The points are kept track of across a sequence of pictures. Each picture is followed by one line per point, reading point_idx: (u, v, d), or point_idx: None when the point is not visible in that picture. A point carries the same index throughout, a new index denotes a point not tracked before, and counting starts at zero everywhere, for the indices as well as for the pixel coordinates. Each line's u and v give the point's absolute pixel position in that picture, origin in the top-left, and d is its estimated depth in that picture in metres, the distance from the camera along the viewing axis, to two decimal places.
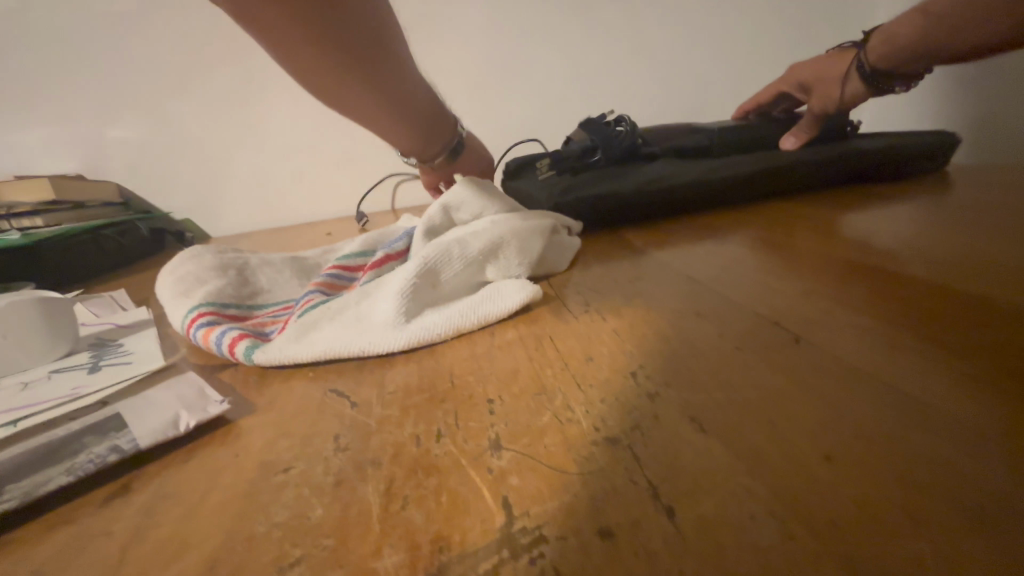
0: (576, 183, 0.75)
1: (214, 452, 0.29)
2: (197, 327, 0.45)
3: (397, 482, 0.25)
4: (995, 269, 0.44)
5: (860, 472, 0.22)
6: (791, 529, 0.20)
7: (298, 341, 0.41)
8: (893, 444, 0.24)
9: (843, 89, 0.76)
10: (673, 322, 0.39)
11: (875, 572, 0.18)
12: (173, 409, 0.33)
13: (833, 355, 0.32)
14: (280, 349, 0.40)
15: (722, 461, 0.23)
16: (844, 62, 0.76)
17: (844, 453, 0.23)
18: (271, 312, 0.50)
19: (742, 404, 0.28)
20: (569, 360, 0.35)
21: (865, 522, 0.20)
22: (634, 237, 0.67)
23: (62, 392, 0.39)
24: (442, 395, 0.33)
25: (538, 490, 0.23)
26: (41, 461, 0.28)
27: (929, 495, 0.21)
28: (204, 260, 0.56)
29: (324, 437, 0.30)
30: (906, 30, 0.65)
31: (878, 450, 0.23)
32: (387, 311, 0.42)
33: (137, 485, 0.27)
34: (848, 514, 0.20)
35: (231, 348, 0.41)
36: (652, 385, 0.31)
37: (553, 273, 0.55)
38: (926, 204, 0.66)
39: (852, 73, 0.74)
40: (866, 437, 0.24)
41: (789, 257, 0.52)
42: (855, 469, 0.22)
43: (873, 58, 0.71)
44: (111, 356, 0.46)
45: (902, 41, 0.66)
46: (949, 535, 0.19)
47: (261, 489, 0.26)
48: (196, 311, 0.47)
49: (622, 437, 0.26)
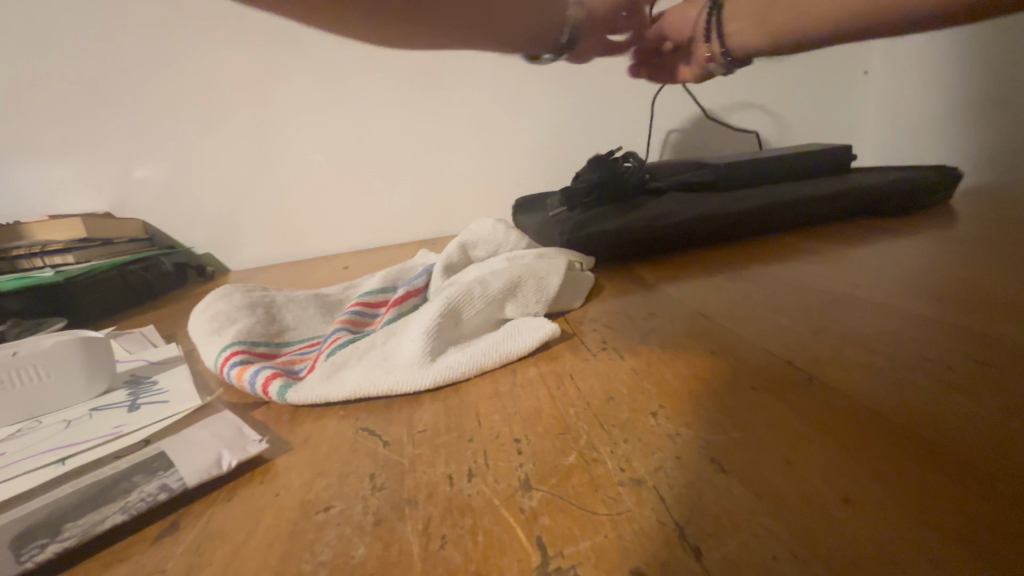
0: (588, 219, 0.78)
1: (254, 491, 0.31)
2: (230, 365, 0.47)
3: (434, 522, 0.26)
4: (1001, 305, 0.45)
5: (876, 512, 0.23)
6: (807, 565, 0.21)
7: (329, 379, 0.43)
8: (901, 482, 0.25)
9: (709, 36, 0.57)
10: (689, 360, 0.40)
11: None
12: (216, 449, 0.34)
13: (843, 393, 0.33)
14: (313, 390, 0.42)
15: (743, 502, 0.25)
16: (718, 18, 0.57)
17: (860, 492, 0.25)
18: (298, 350, 0.52)
19: (760, 445, 0.29)
20: (591, 399, 0.36)
21: (876, 557, 0.21)
22: (646, 273, 0.69)
23: (105, 431, 0.40)
24: (469, 435, 0.34)
25: (570, 531, 0.24)
26: (96, 501, 0.30)
27: (937, 530, 0.22)
28: (234, 299, 0.59)
29: (360, 477, 0.31)
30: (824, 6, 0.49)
31: (890, 489, 0.25)
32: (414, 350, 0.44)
33: (185, 523, 0.29)
34: (860, 550, 0.21)
35: (264, 387, 0.42)
36: (672, 425, 0.32)
37: (568, 309, 0.57)
38: (931, 239, 0.68)
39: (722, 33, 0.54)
40: (880, 476, 0.25)
41: (797, 293, 0.53)
42: (872, 510, 0.23)
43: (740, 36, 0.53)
44: (148, 393, 0.48)
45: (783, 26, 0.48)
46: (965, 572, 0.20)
47: (304, 529, 0.27)
48: (229, 349, 0.49)
49: (647, 478, 0.27)
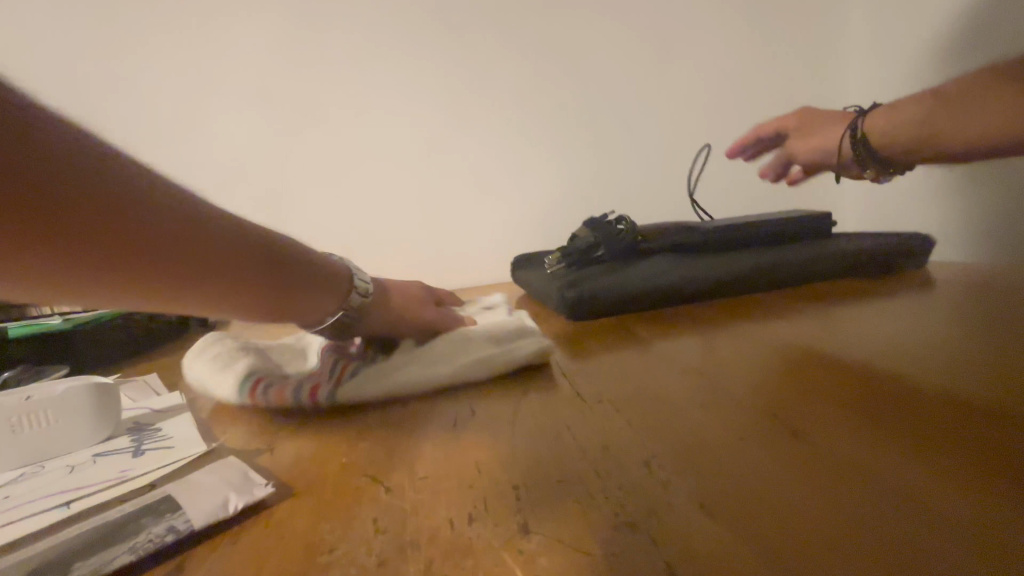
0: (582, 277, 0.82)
1: (258, 535, 0.32)
2: (259, 390, 0.52)
3: (435, 564, 0.27)
4: (968, 365, 0.47)
5: (853, 554, 0.25)
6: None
7: (368, 379, 0.52)
8: (877, 528, 0.27)
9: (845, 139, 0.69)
10: (681, 413, 0.42)
11: None
12: (223, 493, 0.35)
13: (825, 445, 0.35)
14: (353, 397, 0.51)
15: (729, 542, 0.26)
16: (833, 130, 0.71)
17: (837, 537, 0.26)
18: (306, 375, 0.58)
19: (746, 491, 0.30)
20: (585, 449, 0.38)
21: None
22: (640, 328, 0.71)
23: (110, 475, 0.41)
24: (471, 481, 0.35)
25: (567, 571, 0.25)
26: (106, 541, 0.31)
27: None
28: (226, 343, 0.62)
29: (364, 519, 0.32)
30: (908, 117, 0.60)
31: (865, 534, 0.26)
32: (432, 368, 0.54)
33: (192, 563, 0.30)
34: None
35: (313, 394, 0.51)
36: (665, 472, 0.33)
37: (563, 363, 0.59)
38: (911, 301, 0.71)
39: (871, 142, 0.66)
40: (855, 521, 0.27)
41: (783, 351, 0.55)
42: (849, 552, 0.25)
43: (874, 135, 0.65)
44: (151, 440, 0.49)
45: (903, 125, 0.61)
46: None
47: (310, 568, 0.28)
48: (253, 378, 0.54)
49: (640, 521, 0.29)
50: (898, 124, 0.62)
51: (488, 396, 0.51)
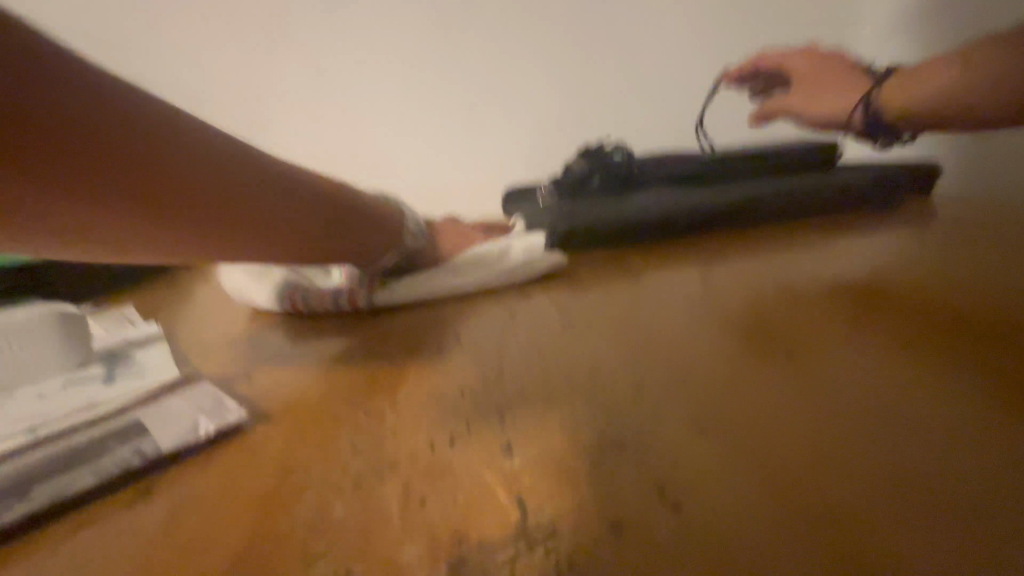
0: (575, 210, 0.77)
1: (230, 459, 0.30)
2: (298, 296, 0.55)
3: (414, 483, 0.26)
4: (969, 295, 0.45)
5: (846, 471, 0.24)
6: (789, 533, 0.21)
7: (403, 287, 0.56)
8: (869, 445, 0.26)
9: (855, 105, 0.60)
10: (673, 340, 0.41)
11: (867, 562, 0.19)
12: (192, 417, 0.33)
13: (818, 367, 0.34)
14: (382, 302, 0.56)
15: (721, 459, 0.25)
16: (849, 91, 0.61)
17: (829, 454, 0.25)
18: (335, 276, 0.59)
19: (737, 411, 0.29)
20: (574, 374, 0.36)
21: (855, 527, 0.21)
22: (633, 261, 0.68)
23: (78, 402, 0.39)
24: (453, 406, 0.34)
25: (550, 490, 0.24)
26: (67, 465, 0.29)
27: (911, 502, 0.22)
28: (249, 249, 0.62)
29: (341, 443, 0.31)
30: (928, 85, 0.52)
31: (859, 450, 0.26)
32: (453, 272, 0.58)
33: (160, 487, 0.28)
34: (839, 519, 0.21)
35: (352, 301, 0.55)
36: (654, 395, 0.32)
37: (555, 293, 0.56)
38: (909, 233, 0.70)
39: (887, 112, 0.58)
40: (848, 439, 0.26)
41: (778, 281, 0.53)
42: (842, 469, 0.24)
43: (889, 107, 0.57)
44: (124, 368, 0.47)
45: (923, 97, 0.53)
46: (929, 524, 0.21)
47: (281, 490, 0.27)
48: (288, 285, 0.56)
49: (627, 441, 0.27)
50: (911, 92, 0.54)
51: (476, 326, 0.49)
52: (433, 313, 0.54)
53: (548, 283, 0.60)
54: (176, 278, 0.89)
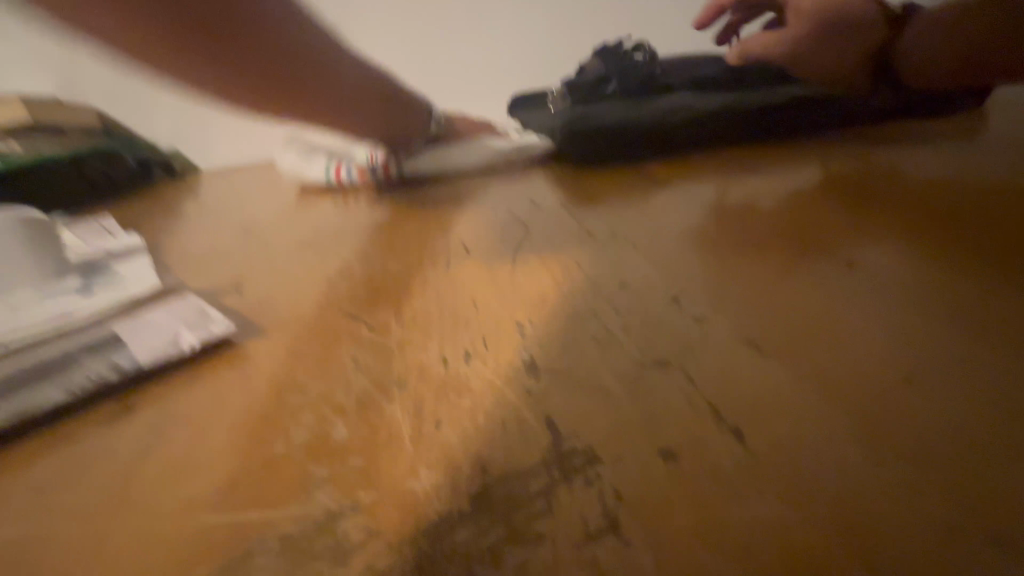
0: (593, 112, 0.64)
1: (219, 374, 0.27)
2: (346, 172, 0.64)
3: (426, 404, 0.22)
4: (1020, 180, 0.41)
5: (939, 387, 0.20)
6: (879, 453, 0.17)
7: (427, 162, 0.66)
8: (961, 359, 0.22)
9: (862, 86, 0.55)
10: (710, 249, 0.36)
11: (982, 495, 0.16)
12: (173, 329, 0.30)
13: (886, 275, 0.30)
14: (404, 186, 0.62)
15: (780, 378, 0.21)
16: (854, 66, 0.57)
17: (917, 369, 0.21)
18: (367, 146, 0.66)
19: (796, 326, 0.25)
20: (602, 286, 0.32)
21: (960, 444, 0.17)
22: (657, 168, 0.59)
23: (51, 313, 0.36)
24: (467, 321, 0.30)
25: (585, 412, 0.21)
26: (33, 380, 0.26)
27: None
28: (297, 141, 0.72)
29: (342, 358, 0.27)
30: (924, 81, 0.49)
31: (952, 365, 0.21)
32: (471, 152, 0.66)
33: (139, 404, 0.25)
34: (941, 441, 0.18)
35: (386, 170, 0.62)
36: (696, 308, 0.28)
37: (573, 203, 0.51)
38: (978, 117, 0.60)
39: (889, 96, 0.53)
40: (934, 351, 0.22)
41: (825, 183, 0.47)
42: (933, 386, 0.20)
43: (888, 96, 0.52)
44: (103, 279, 0.43)
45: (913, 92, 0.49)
46: None
47: (275, 409, 0.23)
48: (332, 165, 0.64)
49: (671, 359, 0.24)
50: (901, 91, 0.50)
51: (487, 238, 0.44)
52: (436, 222, 0.49)
53: (564, 193, 0.55)
54: (160, 193, 0.82)
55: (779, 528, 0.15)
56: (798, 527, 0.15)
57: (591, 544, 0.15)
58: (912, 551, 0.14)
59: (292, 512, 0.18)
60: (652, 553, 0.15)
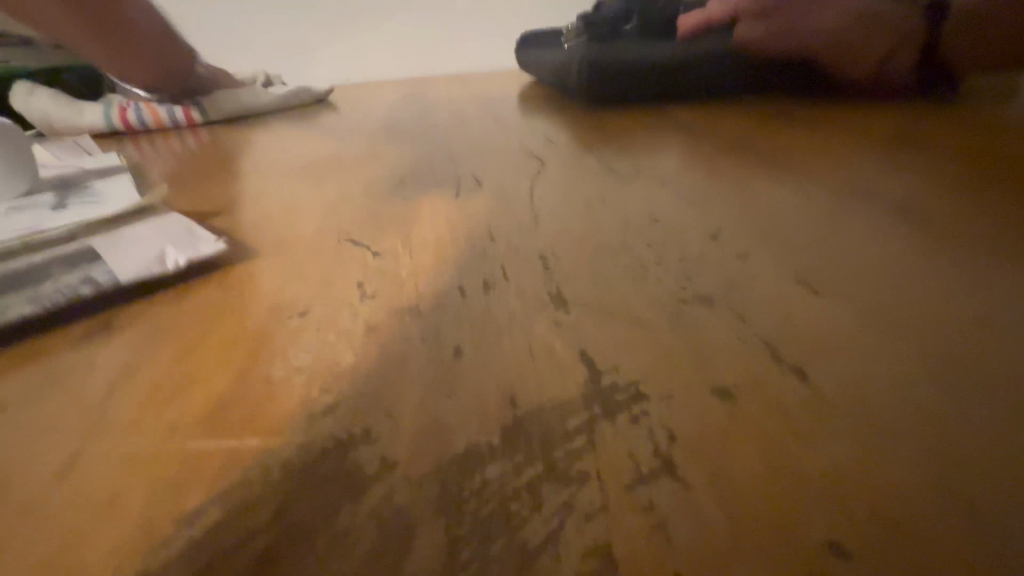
0: (612, 56, 0.56)
1: (210, 294, 0.24)
2: (136, 119, 0.55)
3: (444, 331, 0.20)
4: None
5: (1002, 344, 0.19)
6: (963, 410, 0.16)
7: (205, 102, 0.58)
8: (1020, 315, 0.21)
9: (854, 41, 0.51)
10: (746, 192, 0.33)
11: None
12: (157, 245, 0.27)
13: (941, 229, 0.27)
14: (389, 111, 0.58)
15: (843, 325, 0.20)
16: (853, 16, 0.51)
17: (977, 327, 0.20)
18: (128, 104, 0.56)
19: (847, 273, 0.23)
20: (630, 222, 0.29)
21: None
22: (680, 110, 0.55)
23: (21, 227, 0.32)
24: (482, 250, 0.27)
25: (625, 345, 0.19)
26: (1, 289, 0.23)
27: None
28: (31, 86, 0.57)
29: (346, 283, 0.25)
30: (864, 60, 0.51)
31: (1008, 321, 0.20)
32: (229, 99, 0.59)
33: (122, 321, 0.22)
34: (1018, 398, 0.17)
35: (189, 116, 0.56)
36: (738, 246, 0.26)
37: (590, 141, 0.47)
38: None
39: (876, 53, 0.51)
40: (992, 308, 0.21)
41: (864, 134, 0.44)
42: (996, 342, 0.19)
43: (863, 63, 0.51)
44: (79, 195, 0.39)
45: (858, 63, 0.52)
46: None
47: (275, 332, 0.21)
48: (117, 116, 0.55)
49: (718, 296, 0.21)
50: (867, 56, 0.51)
51: (495, 172, 0.40)
52: (445, 151, 0.45)
53: (578, 131, 0.51)
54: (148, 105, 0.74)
55: (856, 472, 0.14)
56: (876, 473, 0.14)
57: (641, 483, 0.14)
58: (1006, 502, 0.13)
59: (296, 437, 0.16)
60: (715, 493, 0.13)
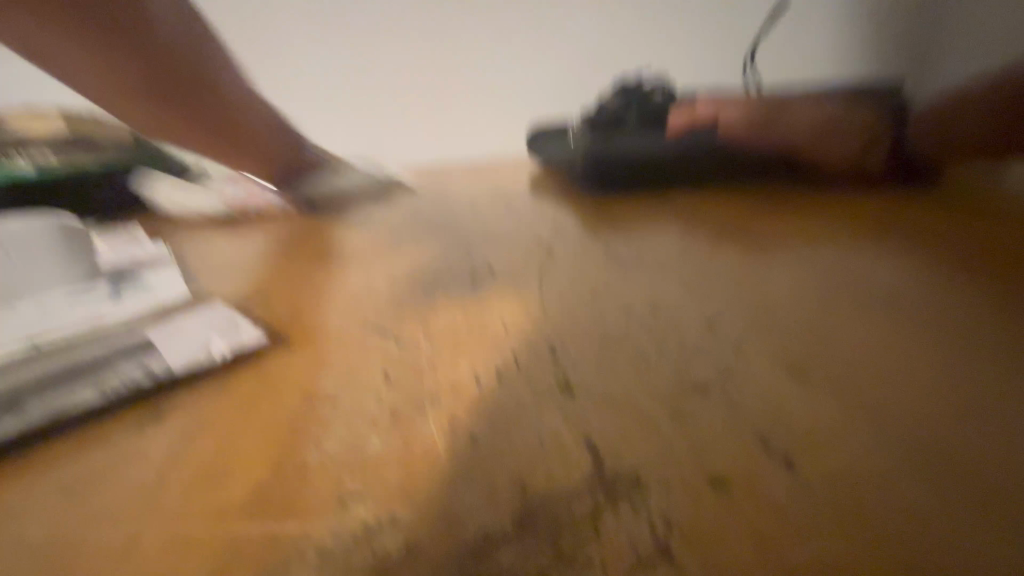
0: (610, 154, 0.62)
1: (249, 382, 0.27)
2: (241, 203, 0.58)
3: (460, 419, 0.22)
4: None
5: (978, 430, 0.20)
6: (942, 498, 0.17)
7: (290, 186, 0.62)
8: (995, 400, 0.22)
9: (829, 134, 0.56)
10: (742, 278, 0.35)
11: None
12: (204, 335, 0.30)
13: (928, 316, 0.29)
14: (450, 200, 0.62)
15: (829, 412, 0.21)
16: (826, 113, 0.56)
17: (955, 412, 0.21)
18: (224, 186, 0.60)
19: (832, 361, 0.25)
20: (633, 310, 0.32)
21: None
22: (679, 197, 0.60)
23: (83, 317, 0.36)
24: (496, 339, 0.29)
25: (626, 434, 0.20)
26: (69, 378, 0.26)
27: None
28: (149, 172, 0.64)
29: (371, 371, 0.27)
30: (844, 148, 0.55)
31: (984, 406, 0.22)
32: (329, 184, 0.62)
33: (170, 408, 0.25)
34: (993, 485, 0.18)
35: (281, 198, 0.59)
36: (732, 334, 0.28)
37: (598, 229, 0.51)
38: None
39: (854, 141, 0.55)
40: (970, 394, 0.22)
41: (853, 221, 0.47)
42: (972, 428, 0.20)
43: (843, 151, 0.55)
44: (132, 285, 0.43)
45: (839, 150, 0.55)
46: None
47: (308, 419, 0.23)
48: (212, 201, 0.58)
49: (714, 385, 0.23)
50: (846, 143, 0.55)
51: (508, 260, 0.43)
52: (464, 240, 0.49)
53: (586, 218, 0.55)
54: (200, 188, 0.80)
55: (840, 562, 0.15)
56: (858, 562, 0.15)
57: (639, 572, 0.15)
58: None
59: (326, 525, 0.17)
60: None
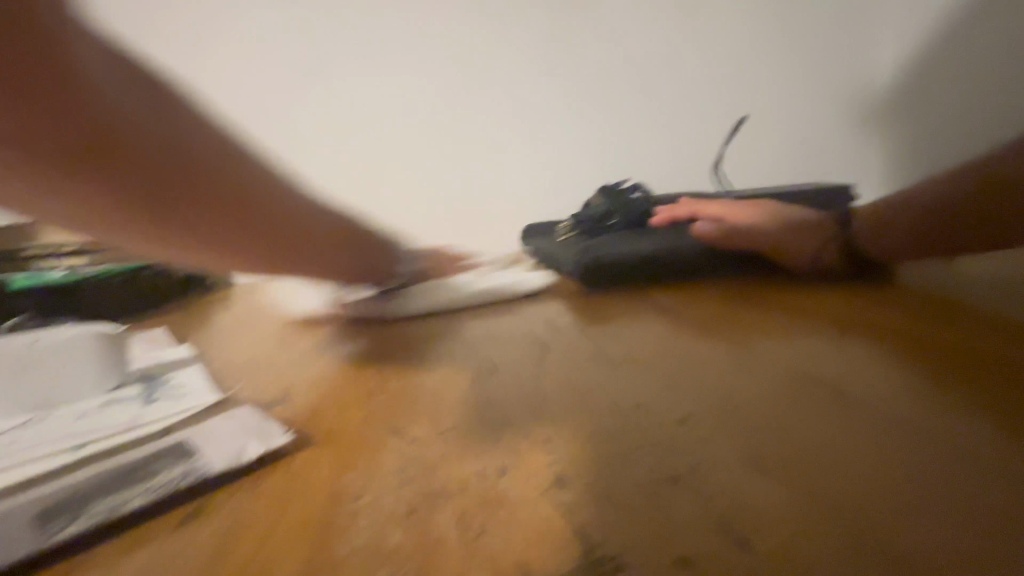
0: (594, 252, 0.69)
1: (280, 481, 0.30)
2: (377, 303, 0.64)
3: (469, 512, 0.26)
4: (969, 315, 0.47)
5: (898, 503, 0.24)
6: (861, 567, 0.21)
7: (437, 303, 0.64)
8: (916, 476, 0.26)
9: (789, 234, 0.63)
10: (714, 374, 0.40)
11: None
12: (238, 439, 0.33)
13: (869, 403, 0.33)
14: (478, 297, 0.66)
15: (773, 497, 0.25)
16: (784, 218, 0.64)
17: (879, 489, 0.25)
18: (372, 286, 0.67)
19: (781, 448, 0.29)
20: (620, 407, 0.36)
21: (926, 564, 0.21)
22: (660, 294, 0.66)
23: (122, 421, 0.39)
24: (499, 437, 0.33)
25: (610, 522, 0.24)
26: (119, 483, 0.30)
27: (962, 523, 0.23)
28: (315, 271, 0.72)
29: (388, 469, 0.31)
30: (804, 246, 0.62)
31: (905, 481, 0.25)
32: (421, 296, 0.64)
33: (211, 508, 0.28)
34: (904, 552, 0.21)
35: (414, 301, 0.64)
36: (700, 427, 0.32)
37: (590, 327, 0.56)
38: None
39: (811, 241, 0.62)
40: (894, 471, 0.26)
41: (813, 315, 0.52)
42: (892, 503, 0.24)
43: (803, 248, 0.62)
44: (163, 387, 0.47)
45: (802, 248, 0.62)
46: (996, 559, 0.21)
47: (336, 515, 0.27)
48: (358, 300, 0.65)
49: (684, 476, 0.27)
50: (805, 242, 0.62)
51: (510, 360, 0.48)
52: (471, 343, 0.53)
53: (583, 317, 0.60)
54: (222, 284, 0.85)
55: None
56: None
57: None
58: None
59: None
60: None
